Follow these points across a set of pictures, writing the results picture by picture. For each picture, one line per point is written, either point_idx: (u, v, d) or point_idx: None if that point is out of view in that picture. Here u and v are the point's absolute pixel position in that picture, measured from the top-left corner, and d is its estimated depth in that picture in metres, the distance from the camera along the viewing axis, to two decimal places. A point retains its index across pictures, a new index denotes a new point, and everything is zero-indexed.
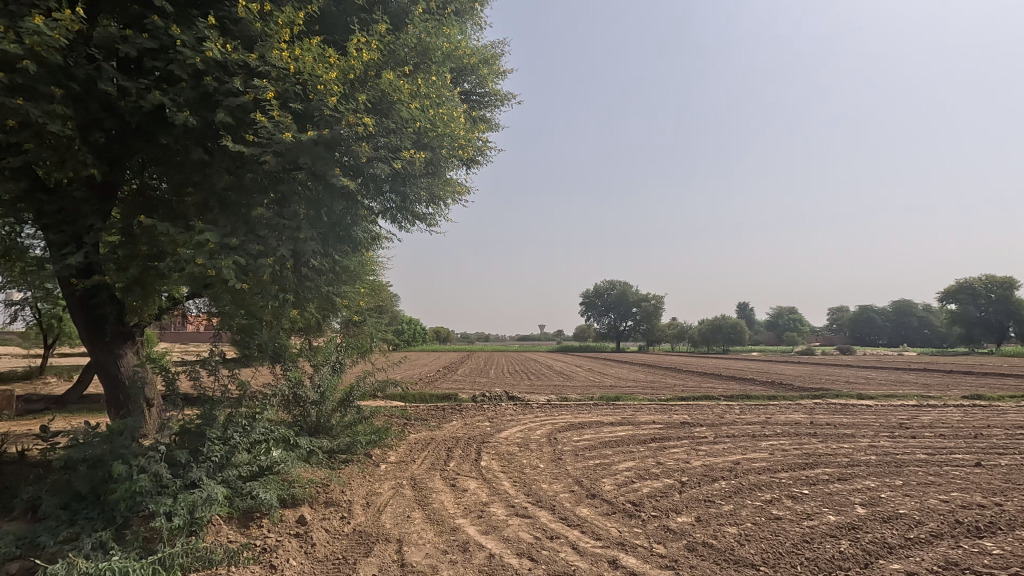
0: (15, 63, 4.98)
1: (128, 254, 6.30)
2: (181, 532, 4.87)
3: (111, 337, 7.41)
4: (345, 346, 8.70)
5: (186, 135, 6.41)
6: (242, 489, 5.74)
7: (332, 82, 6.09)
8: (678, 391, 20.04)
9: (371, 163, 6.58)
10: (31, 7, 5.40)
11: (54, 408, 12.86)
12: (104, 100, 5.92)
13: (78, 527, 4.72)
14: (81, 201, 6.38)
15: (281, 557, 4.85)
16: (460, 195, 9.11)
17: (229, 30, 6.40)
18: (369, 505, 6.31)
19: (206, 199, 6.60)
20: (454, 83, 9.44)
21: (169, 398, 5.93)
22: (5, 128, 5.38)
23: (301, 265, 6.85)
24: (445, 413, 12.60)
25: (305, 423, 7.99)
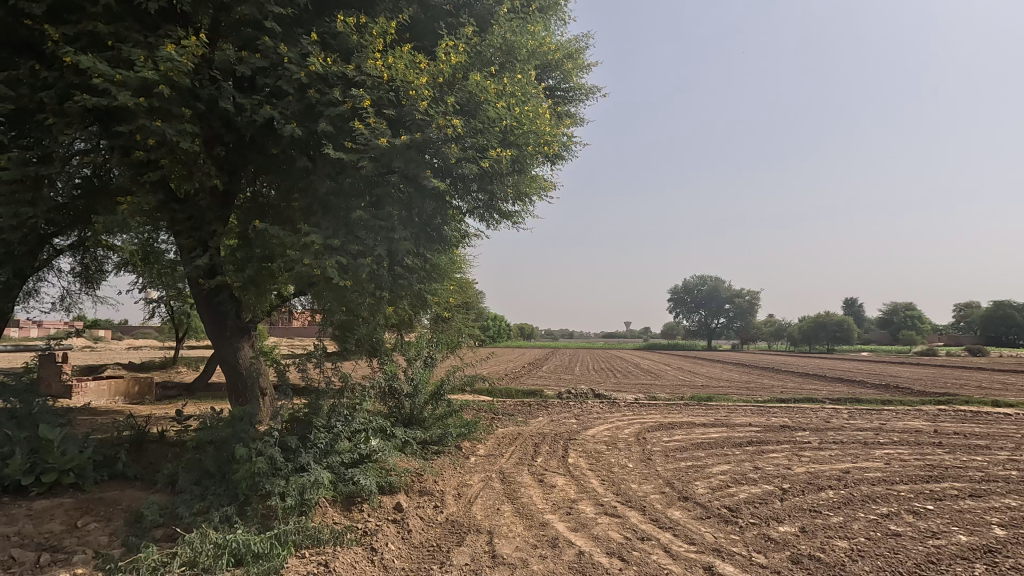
0: (154, 89, 5.62)
1: (245, 256, 6.92)
2: (294, 511, 5.28)
3: (231, 331, 8.17)
4: (436, 341, 9.01)
5: (293, 145, 6.92)
6: (345, 475, 6.12)
7: (422, 87, 6.34)
8: (777, 392, 18.84)
9: (459, 163, 6.77)
10: (164, 37, 6.08)
11: (186, 395, 14.45)
12: (224, 117, 6.53)
13: (209, 501, 5.26)
14: (205, 209, 7.09)
15: (381, 541, 5.13)
16: (546, 191, 9.11)
17: (329, 44, 6.85)
18: (460, 496, 6.50)
19: (310, 204, 7.10)
20: (538, 80, 9.46)
21: (281, 388, 6.45)
22: (146, 146, 6.09)
23: (396, 264, 7.18)
24: (531, 408, 12.73)
25: (400, 414, 8.36)
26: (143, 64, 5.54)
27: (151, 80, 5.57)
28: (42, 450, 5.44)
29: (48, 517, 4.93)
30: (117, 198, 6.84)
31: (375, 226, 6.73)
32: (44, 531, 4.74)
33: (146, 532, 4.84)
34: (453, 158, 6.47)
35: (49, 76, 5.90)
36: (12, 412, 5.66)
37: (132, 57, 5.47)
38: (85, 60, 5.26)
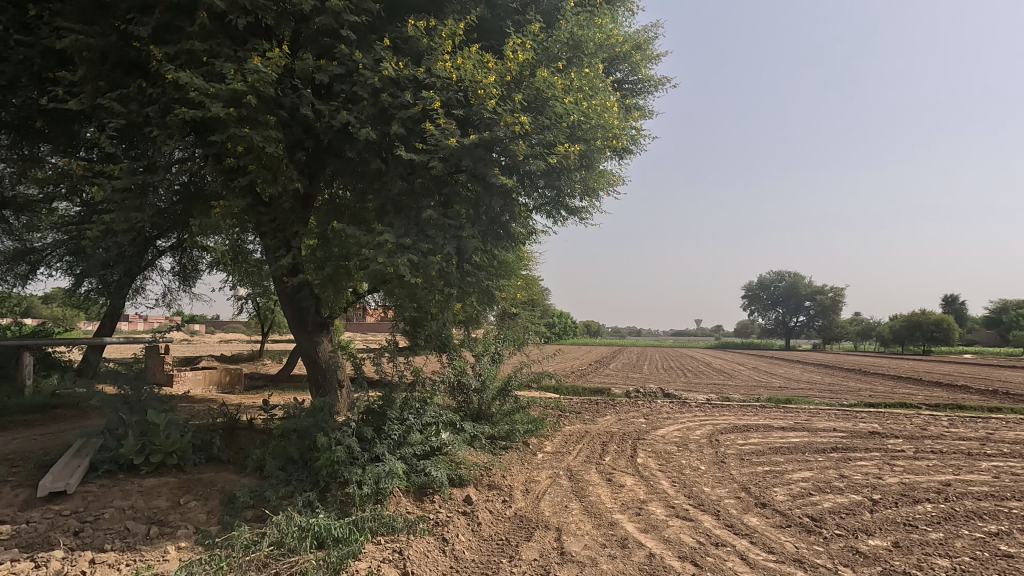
0: (243, 100, 6.02)
1: (324, 255, 7.27)
2: (370, 499, 5.52)
3: (311, 326, 8.63)
4: (503, 337, 9.09)
5: (367, 148, 7.21)
6: (417, 466, 6.32)
7: (490, 86, 6.42)
8: (865, 396, 17.57)
9: (527, 160, 6.79)
10: (252, 51, 6.49)
11: (271, 385, 15.42)
12: (304, 123, 6.90)
13: (293, 486, 5.61)
14: (288, 211, 7.53)
15: (452, 532, 5.25)
16: (613, 186, 8.96)
17: (400, 48, 7.08)
18: (528, 492, 6.54)
19: (383, 204, 7.37)
20: (606, 74, 9.32)
21: (357, 381, 6.74)
22: (235, 154, 6.53)
23: (464, 261, 7.31)
24: (598, 406, 12.59)
25: (468, 409, 8.51)
26: (233, 77, 5.95)
27: (240, 91, 5.97)
28: (150, 433, 5.99)
29: (156, 494, 5.43)
30: (211, 202, 7.39)
31: (444, 223, 6.89)
32: (153, 506, 5.21)
33: (239, 512, 5.21)
34: (520, 156, 6.49)
35: (154, 92, 6.46)
36: (126, 398, 6.27)
37: (224, 71, 5.89)
38: (184, 75, 5.71)
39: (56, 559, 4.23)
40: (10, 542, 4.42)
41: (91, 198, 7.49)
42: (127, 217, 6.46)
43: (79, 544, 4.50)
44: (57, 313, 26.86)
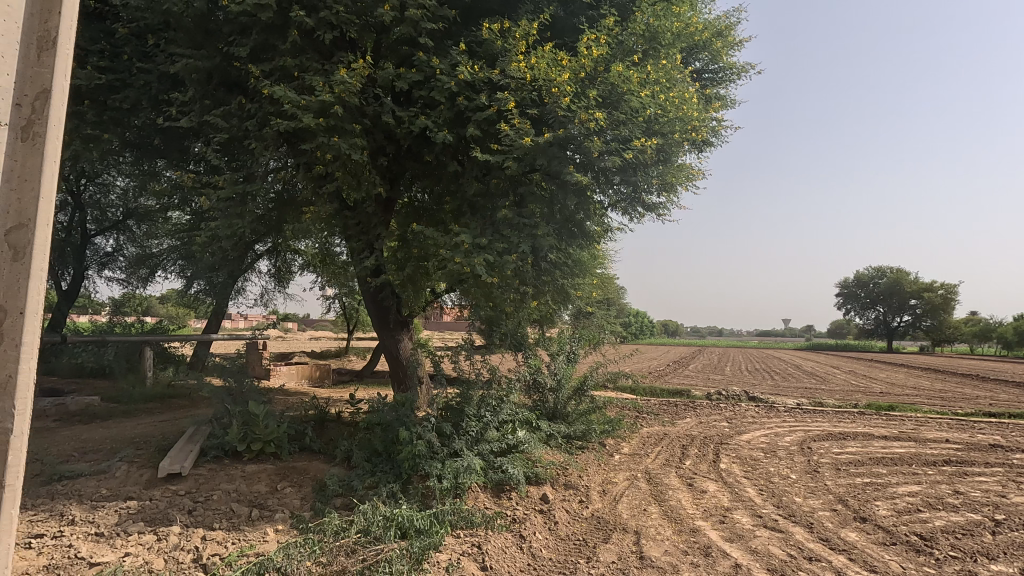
0: (330, 110, 6.37)
1: (405, 257, 7.61)
2: (450, 493, 5.67)
3: (393, 324, 8.97)
4: (578, 336, 9.01)
5: (444, 151, 7.40)
6: (494, 463, 6.41)
7: (564, 83, 6.39)
8: (984, 404, 15.79)
9: (602, 157, 6.68)
10: (338, 63, 6.86)
11: (356, 381, 16.22)
12: (385, 129, 7.19)
13: (378, 477, 5.87)
14: (371, 214, 7.88)
15: (529, 529, 5.28)
16: (693, 180, 8.63)
17: (475, 52, 7.21)
18: (606, 493, 6.44)
19: (460, 206, 7.54)
20: (684, 64, 9.00)
21: (436, 378, 6.93)
22: (324, 161, 6.93)
23: (539, 260, 7.33)
24: (678, 409, 12.18)
25: (544, 408, 8.49)
26: (322, 89, 6.32)
27: (328, 102, 6.33)
28: (251, 422, 6.50)
29: (256, 480, 5.87)
30: (302, 208, 7.90)
31: (519, 223, 6.94)
32: (254, 490, 5.65)
33: (329, 500, 5.53)
34: (595, 152, 6.40)
35: (252, 107, 6.98)
36: (230, 390, 6.83)
37: (314, 84, 6.28)
38: (279, 90, 6.14)
39: (173, 534, 4.68)
40: (137, 516, 4.94)
41: (199, 207, 8.22)
42: (230, 224, 7.04)
43: (192, 521, 4.96)
44: (172, 312, 29.70)
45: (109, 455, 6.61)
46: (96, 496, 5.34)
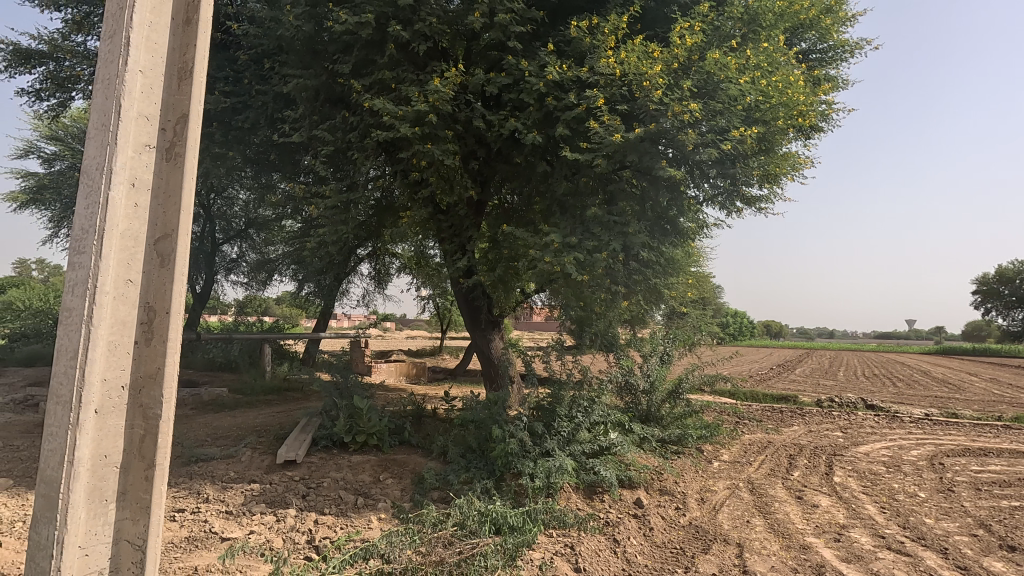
0: (425, 118, 6.65)
1: (495, 257, 7.71)
2: (542, 492, 5.69)
3: (484, 324, 9.17)
4: (672, 337, 8.67)
5: (534, 152, 7.47)
6: (586, 464, 6.34)
7: (656, 76, 6.23)
8: None
9: (697, 149, 6.31)
10: (431, 73, 7.14)
11: (450, 378, 16.77)
12: (476, 133, 7.38)
13: (472, 472, 6.04)
14: (463, 216, 8.10)
15: (623, 533, 5.18)
16: (799, 169, 8.03)
17: (564, 51, 7.21)
18: (704, 502, 6.15)
19: (549, 206, 7.58)
20: (788, 46, 8.40)
21: (527, 377, 6.98)
22: (419, 168, 7.24)
23: (631, 258, 7.16)
24: (784, 415, 11.35)
25: (637, 410, 8.17)
26: (417, 99, 6.61)
27: (423, 111, 6.61)
28: (356, 415, 6.93)
29: (361, 470, 6.26)
30: (399, 213, 8.32)
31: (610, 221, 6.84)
32: (359, 479, 6.02)
33: (426, 492, 5.76)
34: (690, 146, 6.15)
35: (354, 120, 7.44)
36: (337, 384, 7.32)
37: (410, 94, 6.59)
38: (378, 102, 6.51)
39: (290, 516, 5.11)
40: (259, 498, 5.45)
41: (309, 216, 8.90)
42: (336, 230, 7.56)
43: (306, 505, 5.38)
44: (286, 312, 32.35)
45: (236, 441, 7.33)
46: (226, 477, 5.95)
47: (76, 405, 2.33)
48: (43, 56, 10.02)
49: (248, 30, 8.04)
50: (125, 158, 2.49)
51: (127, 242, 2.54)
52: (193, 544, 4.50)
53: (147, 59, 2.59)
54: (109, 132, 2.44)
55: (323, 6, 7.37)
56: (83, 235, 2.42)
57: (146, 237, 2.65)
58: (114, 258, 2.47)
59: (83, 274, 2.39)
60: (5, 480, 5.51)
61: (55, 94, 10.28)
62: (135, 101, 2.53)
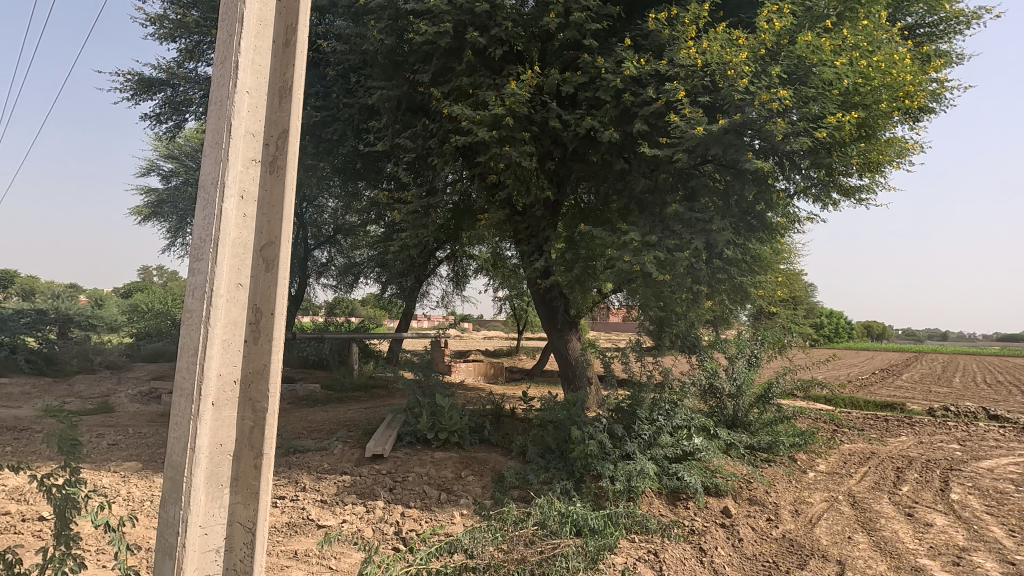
0: (502, 122, 6.74)
1: (572, 257, 7.50)
2: (623, 495, 5.60)
3: (561, 324, 9.15)
4: (760, 338, 8.16)
5: (611, 150, 7.37)
6: (669, 469, 6.16)
7: (741, 64, 5.97)
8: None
9: (788, 139, 5.99)
10: (507, 76, 7.23)
11: (527, 378, 16.87)
12: (552, 134, 7.37)
13: (552, 473, 6.05)
14: (540, 217, 8.12)
15: (710, 543, 4.97)
16: (905, 156, 7.37)
17: (641, 45, 7.10)
18: (799, 514, 5.77)
19: (628, 204, 7.45)
20: (890, 22, 7.74)
21: (606, 379, 6.87)
22: (497, 171, 7.35)
23: (714, 256, 6.86)
24: (889, 424, 10.42)
25: (723, 415, 7.76)
26: (494, 103, 6.72)
27: (500, 115, 6.71)
28: (438, 413, 7.15)
29: (444, 465, 6.44)
30: (476, 215, 8.38)
31: (692, 218, 6.69)
32: (442, 475, 6.20)
33: (507, 491, 5.84)
34: (780, 136, 5.82)
35: (434, 126, 7.67)
36: (420, 382, 7.58)
37: (487, 99, 6.72)
38: (457, 108, 6.68)
39: (379, 507, 5.35)
40: (350, 489, 5.76)
41: (392, 220, 9.28)
42: (418, 234, 7.84)
43: (393, 497, 5.62)
44: (370, 313, 33.88)
45: (328, 435, 7.78)
46: (320, 468, 6.34)
47: (197, 398, 2.58)
48: (162, 83, 11.18)
49: (336, 46, 8.52)
50: (235, 173, 2.72)
51: (237, 249, 2.78)
52: (294, 530, 4.84)
53: (253, 82, 2.81)
54: (222, 149, 2.68)
55: (404, 19, 7.66)
56: (201, 244, 2.67)
57: (253, 244, 2.87)
58: (227, 264, 2.70)
59: (202, 279, 2.63)
60: (136, 463, 6.20)
61: (171, 117, 11.43)
62: (243, 120, 2.76)
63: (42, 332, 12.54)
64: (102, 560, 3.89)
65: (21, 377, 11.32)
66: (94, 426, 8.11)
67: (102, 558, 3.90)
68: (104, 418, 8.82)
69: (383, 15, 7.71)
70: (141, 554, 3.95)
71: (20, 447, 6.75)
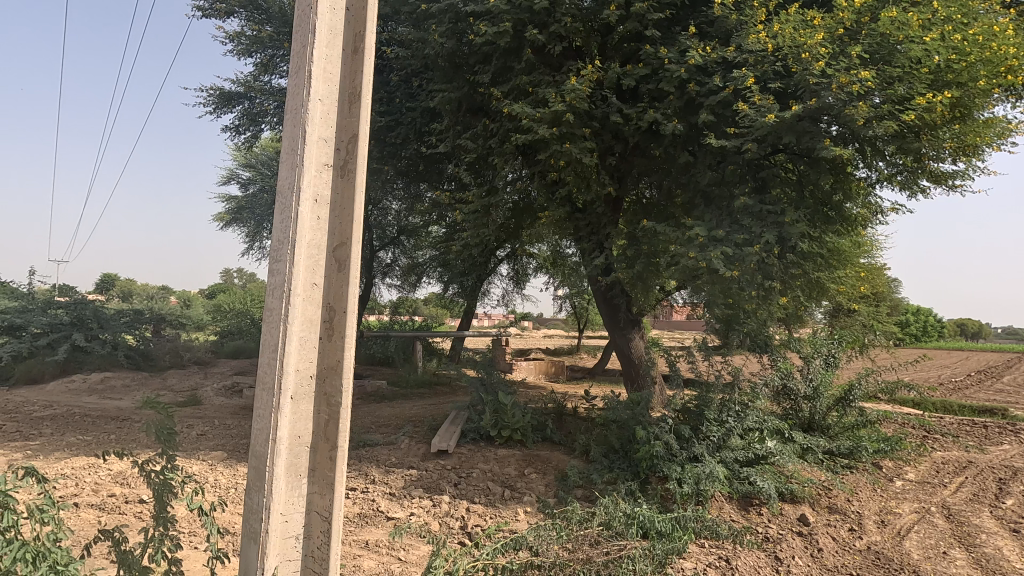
0: (562, 118, 6.69)
1: (634, 254, 7.34)
2: (691, 498, 5.43)
3: (624, 323, 8.98)
4: (838, 338, 7.68)
5: (674, 143, 7.16)
6: (740, 473, 5.91)
7: (817, 45, 5.67)
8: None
9: (870, 123, 5.60)
10: (567, 72, 7.18)
11: (588, 377, 16.69)
12: (613, 129, 7.25)
13: (616, 473, 5.96)
14: (601, 214, 7.99)
15: (786, 552, 4.73)
16: (1006, 137, 6.71)
17: (706, 33, 6.87)
18: (886, 525, 5.38)
19: (693, 198, 7.23)
20: None
21: (671, 379, 6.66)
22: (557, 168, 7.31)
23: (787, 251, 6.52)
24: (989, 432, 9.51)
25: (798, 418, 7.35)
26: (554, 100, 6.68)
27: (560, 112, 6.66)
28: (501, 411, 7.22)
29: (507, 463, 6.49)
30: (537, 214, 8.36)
31: (762, 211, 6.39)
32: (506, 472, 6.24)
33: (571, 490, 5.81)
34: (861, 120, 5.43)
35: (494, 127, 7.73)
36: (482, 380, 7.67)
37: (546, 96, 6.70)
38: (517, 107, 6.70)
39: (445, 502, 5.47)
40: (417, 483, 5.91)
41: (454, 221, 9.44)
42: (479, 234, 7.93)
43: (458, 493, 5.72)
44: (433, 312, 34.57)
45: (396, 430, 8.03)
46: (388, 462, 6.55)
47: (277, 391, 2.73)
48: (240, 97, 11.90)
49: (398, 53, 8.76)
50: (310, 177, 2.85)
51: (312, 251, 2.91)
52: (364, 521, 5.02)
53: (324, 89, 2.93)
54: (298, 156, 2.81)
55: (464, 21, 7.77)
56: (280, 246, 2.81)
57: (327, 245, 2.99)
58: (303, 264, 2.84)
59: (280, 279, 2.78)
60: (222, 453, 6.64)
61: (249, 128, 12.14)
62: (316, 127, 2.89)
63: (139, 331, 13.66)
64: (195, 542, 4.21)
65: (122, 371, 12.39)
66: (185, 417, 8.76)
67: (194, 539, 4.24)
68: (193, 410, 9.51)
69: (443, 19, 7.85)
70: (228, 538, 4.24)
71: (122, 435, 7.38)
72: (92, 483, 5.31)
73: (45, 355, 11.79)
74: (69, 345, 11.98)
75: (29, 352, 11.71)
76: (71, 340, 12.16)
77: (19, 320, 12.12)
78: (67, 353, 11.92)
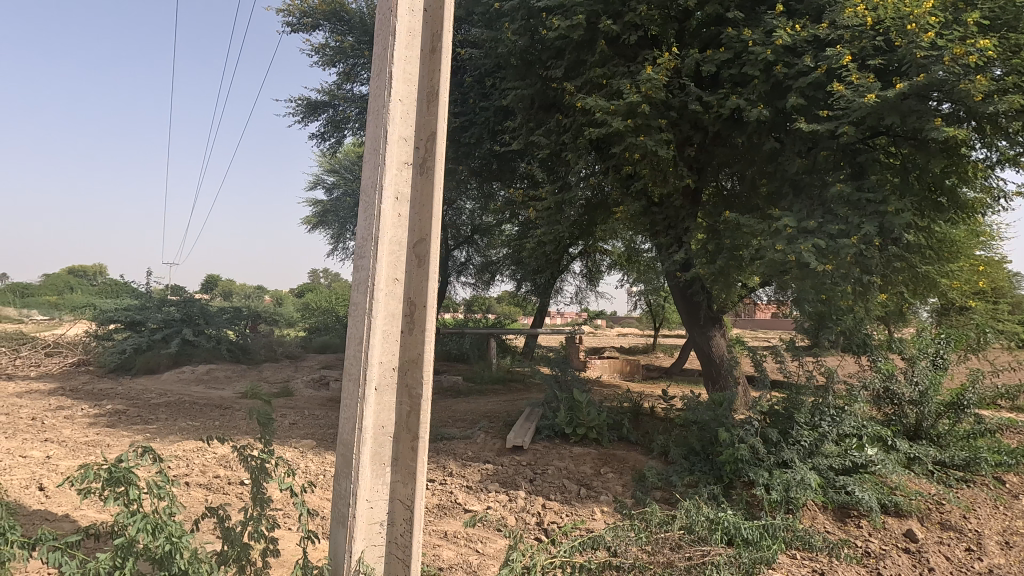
0: (637, 110, 6.51)
1: (715, 248, 7.00)
2: (780, 507, 5.11)
3: (704, 320, 8.59)
4: (948, 337, 6.93)
5: (760, 130, 6.77)
6: (835, 482, 5.47)
7: (925, 14, 5.20)
8: None
9: (990, 98, 5.02)
10: (643, 62, 6.99)
11: (665, 376, 16.12)
12: (692, 118, 6.97)
13: (697, 476, 5.74)
14: (679, 207, 7.66)
15: (892, 569, 4.35)
16: None
17: (796, 10, 6.47)
18: (1012, 548, 4.79)
19: (780, 187, 6.80)
20: None
21: (757, 379, 6.28)
22: (632, 161, 7.12)
23: (889, 243, 5.98)
24: None
25: (903, 424, 6.70)
26: (629, 91, 6.51)
27: (635, 103, 6.50)
28: (576, 408, 7.15)
29: (582, 461, 6.41)
30: (611, 209, 8.19)
31: (860, 199, 5.89)
32: (581, 471, 6.18)
33: (649, 491, 5.66)
34: (979, 96, 4.87)
35: (567, 122, 7.66)
36: (557, 377, 7.62)
37: (621, 88, 6.56)
38: (591, 100, 6.60)
39: (521, 497, 5.49)
40: (493, 477, 5.98)
41: (527, 219, 9.46)
42: (552, 231, 7.88)
43: (534, 489, 5.72)
44: (506, 310, 34.78)
45: (471, 425, 8.19)
46: (465, 455, 6.67)
47: (362, 382, 2.85)
48: (325, 105, 12.56)
49: (472, 53, 8.88)
50: (391, 176, 2.94)
51: (393, 247, 3.00)
52: (443, 512, 5.14)
53: (403, 90, 3.01)
54: (380, 155, 2.91)
55: (537, 17, 7.75)
56: (364, 243, 2.93)
57: (407, 241, 3.06)
58: (385, 261, 2.94)
59: (365, 274, 2.90)
60: (311, 441, 7.04)
61: (333, 135, 12.77)
62: (397, 127, 2.97)
63: (239, 326, 14.81)
64: (289, 523, 4.50)
65: (224, 363, 13.57)
66: (278, 407, 9.40)
67: (289, 521, 4.53)
68: (286, 401, 10.16)
69: (516, 17, 7.86)
70: (318, 521, 4.48)
71: (225, 422, 8.02)
72: (200, 464, 5.80)
73: (160, 347, 13.06)
74: (180, 339, 13.20)
75: (147, 345, 12.99)
76: (182, 334, 13.41)
77: (140, 316, 13.49)
78: (178, 347, 13.15)
